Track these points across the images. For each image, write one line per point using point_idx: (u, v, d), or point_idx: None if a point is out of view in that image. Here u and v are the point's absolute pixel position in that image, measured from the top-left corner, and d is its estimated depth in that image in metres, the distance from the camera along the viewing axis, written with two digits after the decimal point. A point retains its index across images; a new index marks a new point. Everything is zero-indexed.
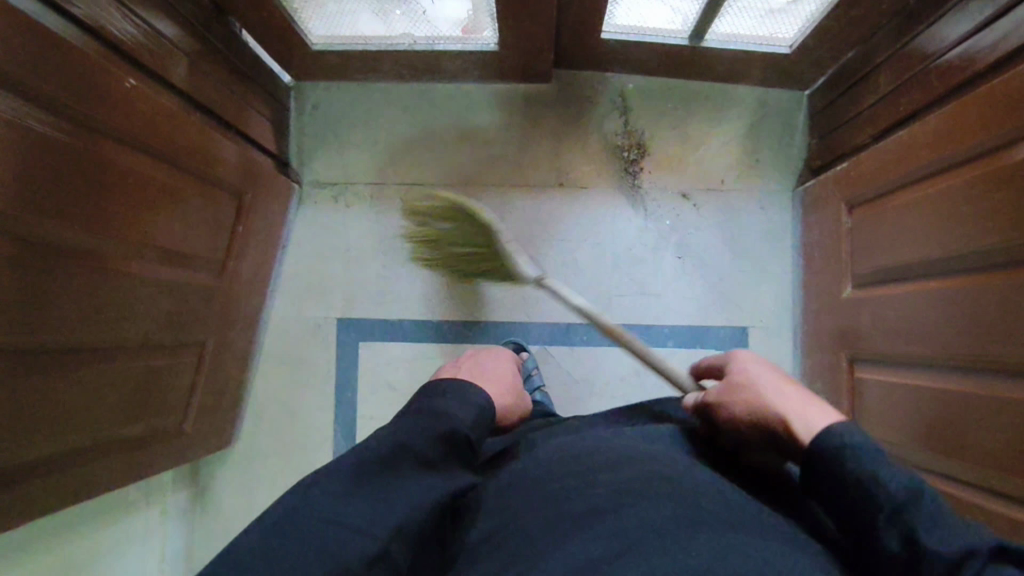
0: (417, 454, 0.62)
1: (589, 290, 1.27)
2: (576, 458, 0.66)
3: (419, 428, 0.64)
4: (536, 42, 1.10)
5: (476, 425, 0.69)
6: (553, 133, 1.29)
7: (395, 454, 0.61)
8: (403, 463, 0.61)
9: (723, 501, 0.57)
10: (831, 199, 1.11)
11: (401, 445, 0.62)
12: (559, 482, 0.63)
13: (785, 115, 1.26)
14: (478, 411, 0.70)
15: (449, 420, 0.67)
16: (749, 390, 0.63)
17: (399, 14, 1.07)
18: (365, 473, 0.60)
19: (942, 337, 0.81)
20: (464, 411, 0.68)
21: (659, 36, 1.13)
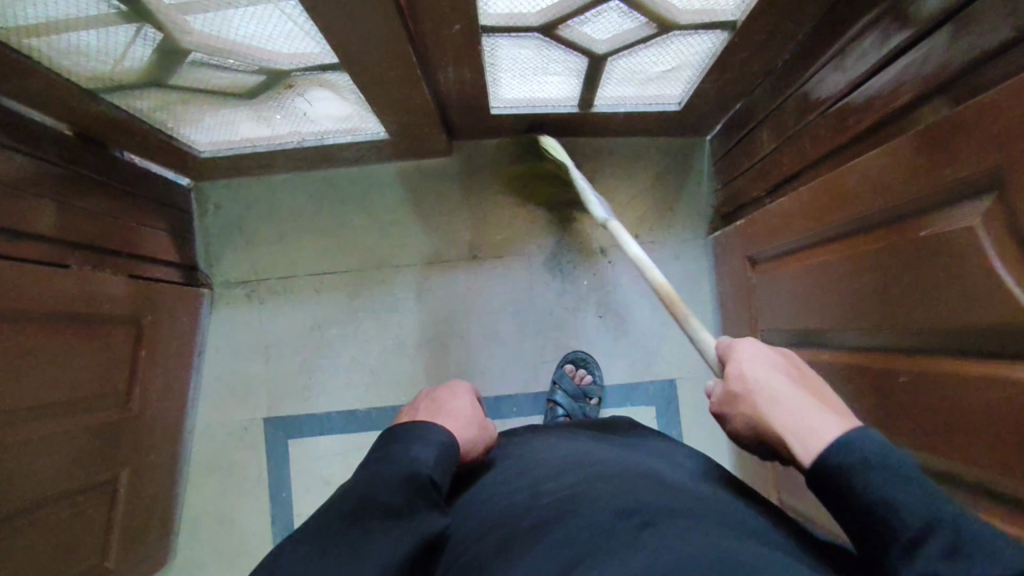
0: (381, 505, 0.58)
1: (515, 361, 1.25)
2: (518, 476, 0.68)
3: (382, 477, 0.61)
4: (424, 127, 1.09)
5: (441, 463, 0.64)
6: (463, 205, 1.27)
7: (360, 503, 0.58)
8: (370, 516, 0.57)
9: (665, 489, 0.58)
10: (736, 252, 1.11)
11: (365, 498, 0.58)
12: (509, 498, 0.63)
13: (689, 162, 1.26)
14: (437, 448, 0.65)
15: (409, 466, 0.62)
16: (752, 401, 0.57)
17: (280, 119, 1.04)
18: (334, 535, 0.56)
19: None
20: (425, 453, 0.64)
21: (550, 107, 1.11)
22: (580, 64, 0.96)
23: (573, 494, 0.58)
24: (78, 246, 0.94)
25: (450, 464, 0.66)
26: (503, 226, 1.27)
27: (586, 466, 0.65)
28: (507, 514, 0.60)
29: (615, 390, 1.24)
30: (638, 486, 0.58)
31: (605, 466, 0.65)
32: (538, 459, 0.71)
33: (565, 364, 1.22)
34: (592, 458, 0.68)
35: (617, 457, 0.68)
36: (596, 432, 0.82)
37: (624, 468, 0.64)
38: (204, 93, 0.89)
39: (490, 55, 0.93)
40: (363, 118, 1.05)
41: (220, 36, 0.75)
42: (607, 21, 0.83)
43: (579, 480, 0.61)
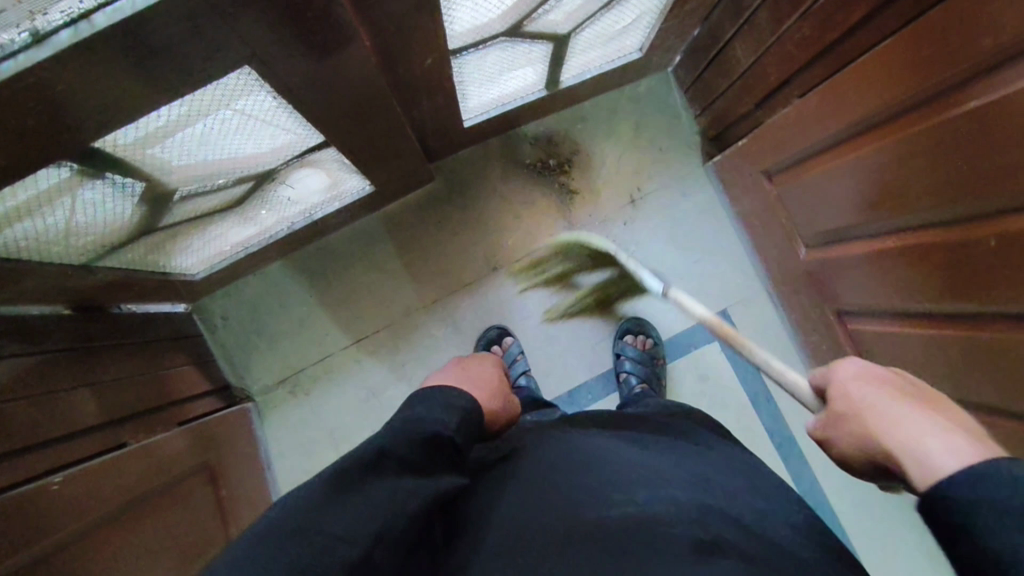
0: (398, 459, 0.54)
1: (571, 352, 1.24)
2: (582, 462, 0.61)
3: (398, 435, 0.56)
4: (407, 165, 1.06)
5: (453, 425, 0.60)
6: (462, 223, 1.24)
7: (375, 457, 0.53)
8: (386, 470, 0.53)
9: (748, 521, 0.54)
10: (745, 170, 1.11)
11: (384, 450, 0.54)
12: (570, 493, 0.57)
13: (662, 99, 1.25)
14: (448, 406, 0.60)
15: (431, 426, 0.58)
16: (861, 422, 0.47)
17: (266, 214, 0.99)
18: (345, 485, 0.51)
19: (921, 291, 0.82)
20: (445, 418, 0.59)
21: (519, 98, 1.09)
22: (545, 50, 0.93)
23: (656, 506, 0.53)
24: (127, 418, 0.89)
25: (471, 428, 0.62)
26: (510, 230, 1.24)
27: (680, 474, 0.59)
28: (560, 519, 0.54)
29: (674, 342, 1.24)
30: (715, 512, 0.54)
31: (681, 478, 0.59)
32: (621, 455, 0.63)
33: (622, 336, 1.21)
34: (663, 463, 0.62)
35: (706, 466, 0.62)
36: (670, 433, 0.72)
37: (691, 480, 0.58)
38: (194, 221, 0.84)
39: (458, 75, 0.89)
40: (343, 180, 1.01)
41: (212, 161, 0.70)
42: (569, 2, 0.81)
43: (668, 494, 0.55)
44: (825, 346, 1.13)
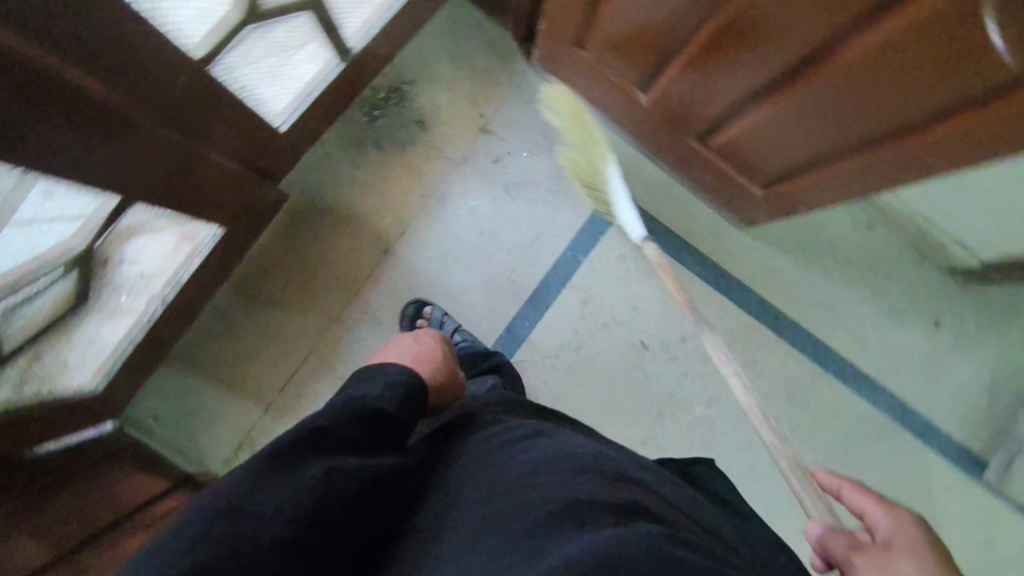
0: (342, 440, 0.55)
1: (493, 292, 1.24)
2: (517, 438, 0.62)
3: (342, 413, 0.58)
4: (245, 188, 1.03)
5: (399, 404, 0.63)
6: (335, 223, 1.22)
7: (316, 439, 0.54)
8: (326, 448, 0.54)
9: (665, 503, 0.55)
10: (563, 50, 1.11)
11: (326, 428, 0.55)
12: (503, 467, 0.57)
13: (464, 23, 1.24)
14: (390, 384, 0.65)
15: (369, 401, 0.61)
16: None
17: (127, 299, 0.96)
18: (285, 462, 0.51)
19: (749, 70, 0.83)
20: (381, 392, 0.62)
21: (321, 81, 1.06)
22: (306, 21, 0.90)
23: (588, 482, 0.53)
24: (84, 546, 0.85)
25: (419, 401, 0.67)
26: (382, 209, 1.23)
27: (615, 458, 0.60)
28: (484, 496, 0.55)
29: (580, 238, 1.25)
30: (631, 486, 0.55)
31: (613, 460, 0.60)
32: (549, 433, 0.63)
33: None
34: (586, 443, 0.63)
35: (642, 460, 0.64)
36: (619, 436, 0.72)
37: (621, 462, 0.59)
38: (40, 332, 0.81)
39: (234, 83, 0.86)
40: (194, 230, 0.98)
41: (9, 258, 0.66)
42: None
43: (592, 466, 0.56)
44: (710, 175, 1.14)
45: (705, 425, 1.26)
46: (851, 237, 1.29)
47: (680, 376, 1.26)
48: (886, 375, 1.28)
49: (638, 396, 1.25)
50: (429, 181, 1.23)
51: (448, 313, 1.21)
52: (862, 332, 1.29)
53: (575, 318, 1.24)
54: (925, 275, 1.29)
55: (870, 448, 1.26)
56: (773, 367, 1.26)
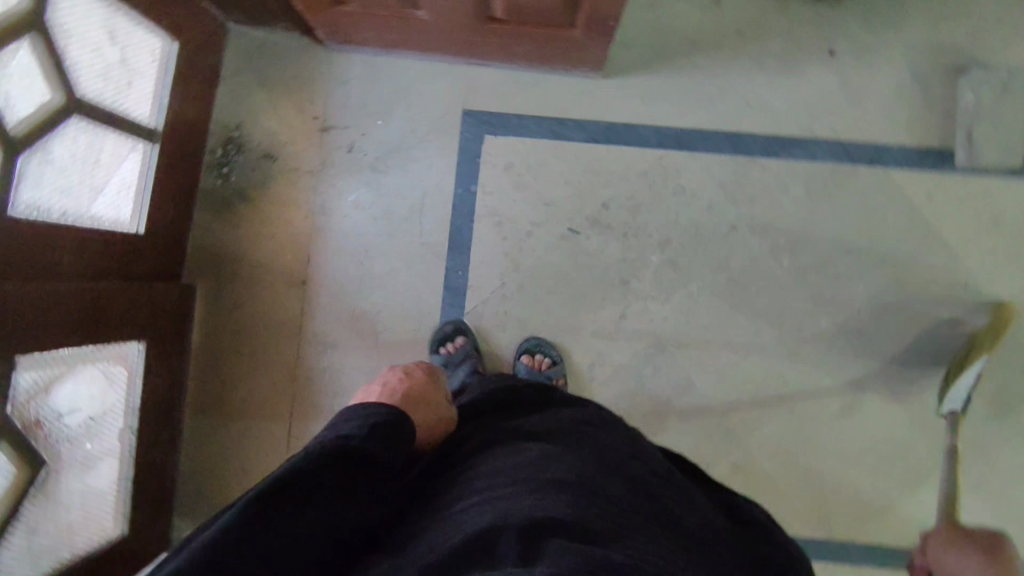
0: (324, 486, 0.59)
1: (416, 262, 1.23)
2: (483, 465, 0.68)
3: (331, 454, 0.60)
4: (138, 296, 1.06)
5: (382, 438, 0.64)
6: (248, 284, 1.24)
7: (305, 487, 0.58)
8: (309, 494, 0.58)
9: (601, 503, 0.61)
10: (334, 16, 1.10)
11: (314, 473, 0.59)
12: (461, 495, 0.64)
13: (252, 47, 1.24)
14: (372, 425, 0.65)
15: (355, 441, 0.62)
16: None
17: (93, 443, 1.01)
18: (269, 508, 0.56)
19: None
20: (365, 430, 0.64)
21: (149, 169, 1.08)
22: (83, 122, 0.93)
23: (525, 505, 0.59)
24: None
25: (405, 432, 0.67)
26: (280, 249, 1.24)
27: (566, 465, 0.65)
28: (434, 522, 0.61)
29: (463, 170, 1.24)
30: (566, 497, 0.60)
31: (561, 465, 0.65)
32: (509, 457, 0.68)
33: (522, 356, 1.20)
34: (539, 454, 0.68)
35: (598, 458, 0.69)
36: (589, 424, 0.77)
37: (570, 469, 0.65)
38: (12, 506, 0.85)
39: (48, 214, 0.89)
40: (118, 349, 1.03)
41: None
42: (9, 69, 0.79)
43: (524, 488, 0.62)
44: (530, 43, 1.11)
45: (671, 269, 1.22)
46: (706, 22, 1.24)
47: (623, 239, 1.22)
48: (812, 127, 1.22)
49: (595, 278, 1.22)
50: (305, 201, 1.24)
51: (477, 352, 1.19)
52: (767, 100, 1.23)
53: (500, 242, 1.23)
54: (794, 16, 1.23)
55: (832, 203, 1.22)
56: (701, 182, 1.22)
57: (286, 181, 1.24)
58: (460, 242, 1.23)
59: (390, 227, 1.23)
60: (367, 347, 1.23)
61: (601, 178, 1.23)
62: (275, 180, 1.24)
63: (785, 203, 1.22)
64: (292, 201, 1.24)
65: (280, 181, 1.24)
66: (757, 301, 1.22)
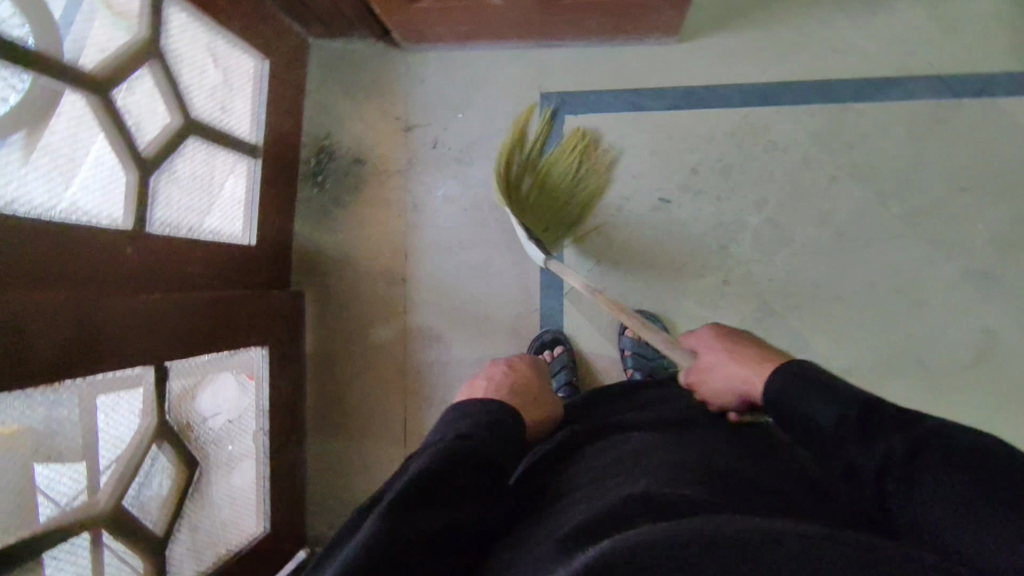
0: (450, 481, 0.61)
1: (509, 249, 1.25)
2: (595, 467, 0.68)
3: (451, 452, 0.63)
4: (259, 304, 1.12)
5: (493, 434, 0.69)
6: (352, 287, 1.28)
7: (432, 482, 0.60)
8: (437, 492, 0.59)
9: (727, 479, 0.58)
10: (411, 16, 1.13)
11: (436, 469, 0.61)
12: (577, 492, 0.63)
13: (333, 59, 1.29)
14: (489, 424, 0.69)
15: (470, 437, 0.66)
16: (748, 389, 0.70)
17: (233, 446, 1.07)
18: (404, 506, 0.57)
19: None
20: (474, 425, 0.68)
21: (254, 183, 1.15)
22: (202, 143, 0.99)
23: (642, 487, 0.57)
24: None
25: (515, 428, 0.73)
26: (378, 249, 1.28)
27: (681, 455, 0.63)
28: (555, 517, 0.60)
29: None
30: (691, 477, 0.58)
31: (677, 457, 0.63)
32: (625, 455, 0.67)
33: (622, 330, 1.20)
34: (652, 451, 0.66)
35: (715, 448, 0.66)
36: (699, 420, 0.75)
37: (686, 459, 0.63)
38: (173, 503, 0.92)
39: (178, 230, 0.96)
40: (247, 355, 1.09)
41: (100, 446, 0.79)
42: (138, 96, 0.86)
43: (644, 476, 0.60)
44: (605, 16, 1.11)
45: (771, 228, 1.19)
46: None
47: (717, 202, 1.20)
48: (906, 64, 1.17)
49: (692, 245, 1.20)
50: (397, 199, 1.27)
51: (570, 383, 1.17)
52: (855, 43, 1.18)
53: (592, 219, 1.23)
54: None
55: (938, 140, 1.16)
56: (793, 135, 1.19)
57: (378, 183, 1.28)
58: None
59: (482, 216, 1.25)
60: (470, 337, 1.25)
61: (688, 144, 1.21)
62: (366, 183, 1.28)
63: (886, 146, 1.17)
64: (386, 201, 1.28)
65: (372, 183, 1.28)
66: (866, 249, 1.17)
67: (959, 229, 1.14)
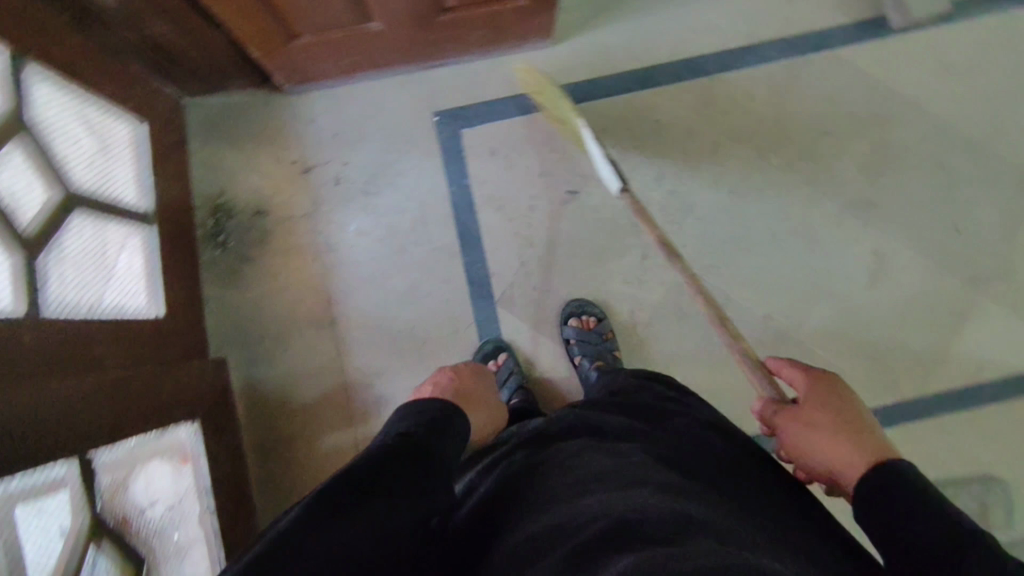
0: (388, 476, 0.65)
1: (433, 270, 1.24)
2: (560, 468, 0.69)
3: (391, 450, 0.69)
4: (181, 376, 1.04)
5: (433, 435, 0.75)
6: (277, 341, 1.22)
7: (369, 478, 0.64)
8: (375, 486, 0.64)
9: (693, 499, 0.61)
10: (289, 57, 1.12)
11: (377, 468, 0.65)
12: (543, 505, 0.64)
13: (211, 116, 1.25)
14: (429, 423, 0.77)
15: (410, 439, 0.72)
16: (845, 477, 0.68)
17: (179, 534, 0.97)
18: (343, 500, 0.61)
19: None
20: (413, 427, 0.75)
21: (152, 252, 1.08)
22: (86, 215, 0.92)
23: (622, 504, 0.58)
24: None
25: (454, 428, 0.80)
26: (298, 298, 1.23)
27: (647, 469, 0.66)
28: (524, 535, 0.61)
29: (449, 168, 1.26)
30: (660, 492, 0.60)
31: (644, 470, 0.65)
32: (590, 459, 0.68)
33: (566, 320, 1.21)
34: (619, 458, 0.68)
35: (675, 461, 0.69)
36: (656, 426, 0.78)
37: (655, 474, 0.65)
38: None
39: (77, 311, 0.88)
40: (177, 433, 1.01)
41: (28, 568, 0.67)
42: (13, 173, 0.79)
43: (617, 489, 0.61)
44: (480, 28, 1.15)
45: (674, 198, 1.25)
46: None
47: (620, 184, 1.25)
48: (753, 32, 1.29)
49: (608, 229, 1.24)
50: (308, 243, 1.24)
51: (523, 385, 1.17)
52: (706, 21, 1.29)
53: (507, 223, 1.25)
54: None
55: (797, 93, 1.28)
56: (674, 111, 1.27)
57: (285, 231, 1.24)
58: (470, 235, 1.24)
59: (398, 243, 1.24)
60: (411, 365, 1.22)
61: (583, 135, 1.26)
62: (273, 233, 1.24)
63: (755, 106, 1.28)
64: (297, 247, 1.24)
65: (280, 232, 1.24)
66: (761, 201, 1.25)
67: (833, 167, 1.26)
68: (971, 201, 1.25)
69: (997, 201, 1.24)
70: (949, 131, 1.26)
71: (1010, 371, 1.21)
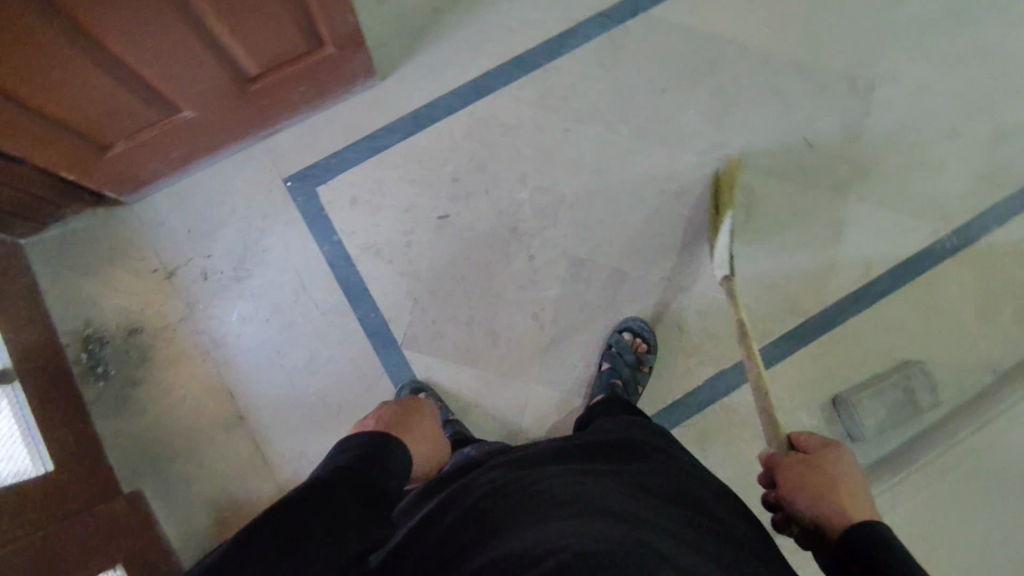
0: (323, 520, 0.63)
1: (328, 334, 1.20)
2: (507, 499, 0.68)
3: (330, 488, 0.66)
4: (90, 526, 0.97)
5: (375, 467, 0.72)
6: (191, 454, 1.17)
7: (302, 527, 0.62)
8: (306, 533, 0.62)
9: (642, 524, 0.62)
10: (112, 169, 1.08)
11: (314, 513, 0.63)
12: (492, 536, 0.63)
13: (54, 248, 1.18)
14: (372, 456, 0.73)
15: (350, 474, 0.69)
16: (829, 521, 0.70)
17: None
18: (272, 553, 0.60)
19: (163, 34, 0.85)
20: (349, 458, 0.72)
21: (22, 407, 1.02)
22: None
23: (575, 536, 0.58)
24: None
25: (397, 457, 0.75)
26: (201, 404, 1.18)
27: (599, 496, 0.66)
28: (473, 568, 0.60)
29: (315, 230, 1.23)
30: (611, 522, 0.61)
31: (594, 497, 0.66)
32: (540, 488, 0.68)
33: (621, 333, 1.21)
34: (569, 486, 0.68)
35: (623, 485, 0.70)
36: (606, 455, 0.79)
37: (605, 501, 0.65)
38: None
39: None
40: None
41: None
42: None
43: (569, 518, 0.61)
44: (300, 86, 1.14)
45: (543, 193, 1.26)
46: None
47: (487, 195, 1.26)
48: (569, 16, 1.32)
49: (488, 242, 1.24)
50: (195, 347, 1.19)
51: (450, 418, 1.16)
52: (521, 17, 1.31)
53: (388, 266, 1.23)
54: None
55: (626, 62, 1.31)
56: (517, 110, 1.28)
57: (167, 341, 1.19)
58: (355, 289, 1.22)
59: (286, 319, 1.20)
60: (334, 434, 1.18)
61: (437, 158, 1.26)
62: (155, 348, 1.18)
63: (591, 84, 1.30)
64: (184, 353, 1.19)
65: (162, 344, 1.18)
66: (624, 171, 1.28)
67: (680, 121, 1.29)
68: (811, 117, 1.31)
69: (833, 110, 1.31)
70: (773, 58, 1.32)
71: (891, 262, 1.27)
